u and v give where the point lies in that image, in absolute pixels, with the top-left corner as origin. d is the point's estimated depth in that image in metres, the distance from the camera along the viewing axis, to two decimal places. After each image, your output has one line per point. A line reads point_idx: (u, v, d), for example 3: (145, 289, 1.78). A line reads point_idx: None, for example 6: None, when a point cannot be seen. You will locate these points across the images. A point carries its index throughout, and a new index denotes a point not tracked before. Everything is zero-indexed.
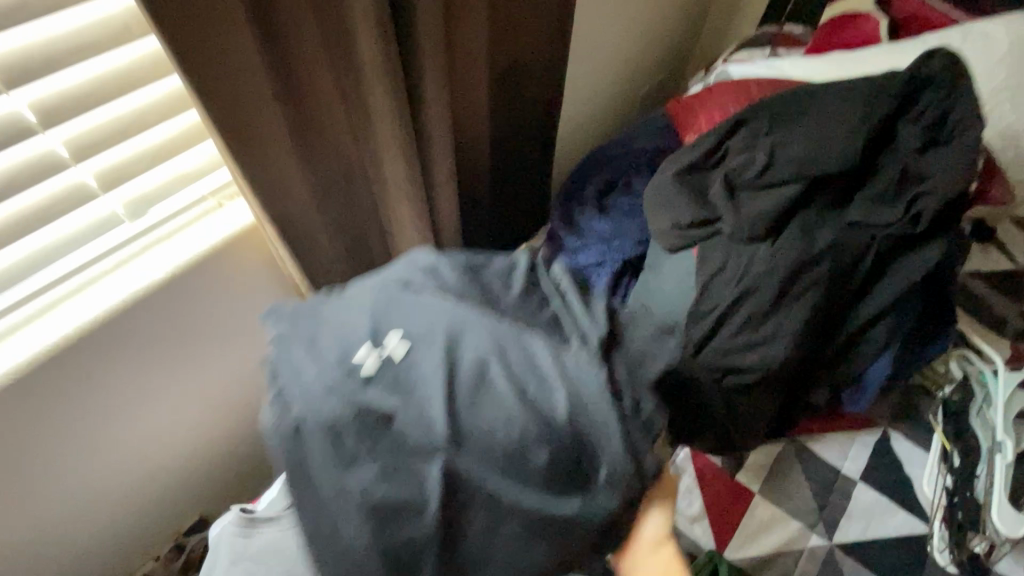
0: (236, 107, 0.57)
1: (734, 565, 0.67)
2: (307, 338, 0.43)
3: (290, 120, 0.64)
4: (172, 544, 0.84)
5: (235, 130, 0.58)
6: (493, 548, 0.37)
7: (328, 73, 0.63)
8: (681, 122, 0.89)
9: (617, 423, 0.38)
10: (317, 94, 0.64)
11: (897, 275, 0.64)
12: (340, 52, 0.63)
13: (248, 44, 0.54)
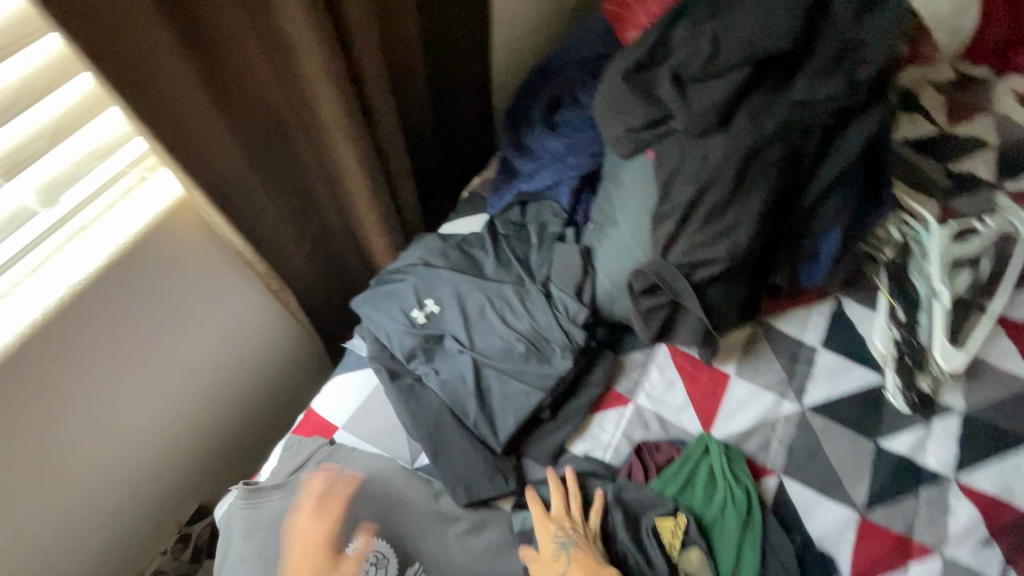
0: (153, 87, 0.54)
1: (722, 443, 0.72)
2: (381, 310, 0.76)
3: (214, 92, 0.61)
4: (177, 536, 0.83)
5: (158, 111, 0.56)
6: (502, 394, 0.70)
7: (237, 12, 0.58)
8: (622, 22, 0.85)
9: (554, 320, 0.72)
10: (238, 58, 0.61)
11: (842, 150, 0.67)
12: (256, 11, 0.59)
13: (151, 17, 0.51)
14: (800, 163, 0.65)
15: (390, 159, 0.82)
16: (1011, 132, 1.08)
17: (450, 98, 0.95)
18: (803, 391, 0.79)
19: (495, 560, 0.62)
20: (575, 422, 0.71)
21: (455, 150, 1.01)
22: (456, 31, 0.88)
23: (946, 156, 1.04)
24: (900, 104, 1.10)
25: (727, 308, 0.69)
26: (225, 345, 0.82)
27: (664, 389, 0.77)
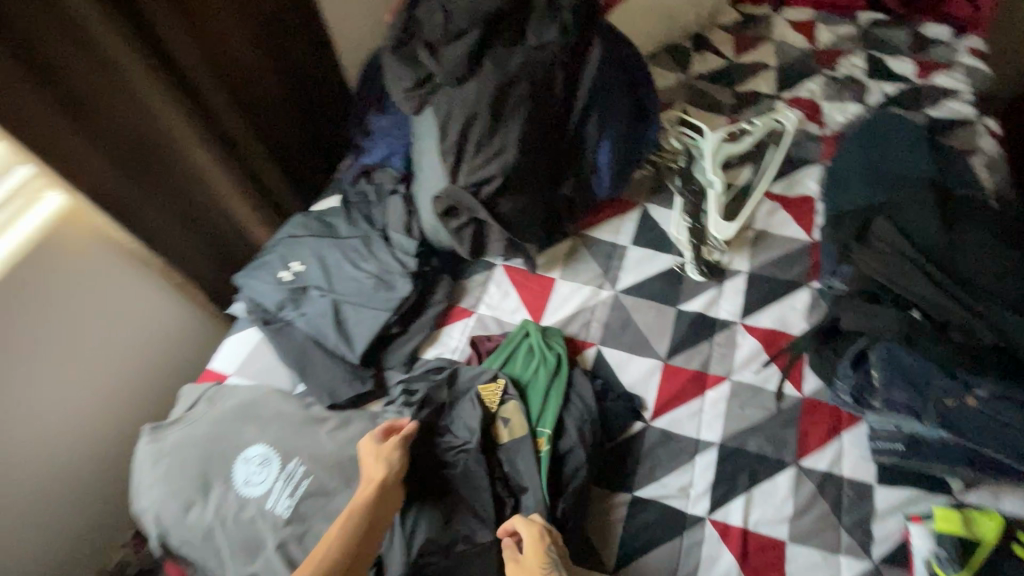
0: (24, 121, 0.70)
1: (546, 328, 0.88)
2: (256, 279, 0.91)
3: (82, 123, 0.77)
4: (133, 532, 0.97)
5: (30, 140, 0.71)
6: (358, 322, 0.85)
7: (84, 60, 0.74)
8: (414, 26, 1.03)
9: (394, 255, 0.88)
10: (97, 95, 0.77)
11: (585, 81, 0.87)
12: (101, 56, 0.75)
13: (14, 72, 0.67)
14: (548, 90, 0.84)
15: (248, 154, 1.00)
16: (786, 53, 1.29)
17: (306, 101, 1.11)
18: (616, 280, 0.96)
19: (360, 444, 0.77)
20: (423, 333, 0.87)
21: (323, 145, 1.17)
22: (293, 43, 1.04)
23: (734, 81, 1.25)
24: (693, 46, 1.30)
25: (521, 216, 0.86)
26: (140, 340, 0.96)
27: (499, 297, 0.93)
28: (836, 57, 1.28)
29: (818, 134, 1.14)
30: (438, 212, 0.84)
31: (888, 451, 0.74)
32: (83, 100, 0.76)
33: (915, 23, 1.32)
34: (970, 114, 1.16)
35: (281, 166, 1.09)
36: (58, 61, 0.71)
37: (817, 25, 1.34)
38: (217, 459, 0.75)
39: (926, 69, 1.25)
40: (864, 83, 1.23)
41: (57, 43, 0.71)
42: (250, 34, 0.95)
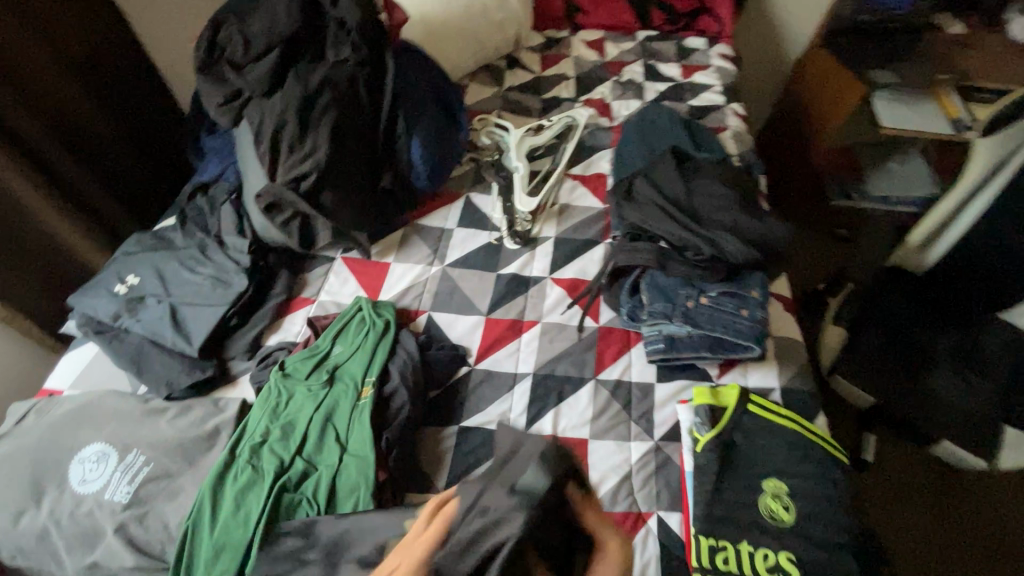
0: None
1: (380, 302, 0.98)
2: (88, 296, 0.93)
3: None
4: None
5: None
6: (196, 319, 0.90)
7: None
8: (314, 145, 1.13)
9: (229, 256, 0.96)
10: None
11: (386, 89, 1.02)
12: None
13: None
14: (353, 97, 0.97)
15: (72, 182, 1.03)
16: (582, 65, 1.55)
17: (135, 132, 1.17)
18: (444, 257, 1.09)
19: (201, 426, 0.82)
20: (263, 323, 0.94)
21: (159, 175, 1.23)
22: (108, 79, 1.11)
23: (541, 90, 1.48)
24: (506, 65, 1.52)
25: (345, 206, 0.97)
26: None
27: (337, 283, 1.02)
28: (621, 66, 1.56)
29: (608, 125, 1.38)
30: (262, 209, 0.93)
31: (654, 349, 0.92)
32: None
33: (679, 37, 1.65)
34: (720, 101, 1.46)
35: (114, 195, 1.12)
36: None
37: (605, 43, 1.62)
38: (50, 463, 0.77)
39: (688, 71, 1.56)
40: (642, 84, 1.50)
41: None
42: (62, 71, 1.00)
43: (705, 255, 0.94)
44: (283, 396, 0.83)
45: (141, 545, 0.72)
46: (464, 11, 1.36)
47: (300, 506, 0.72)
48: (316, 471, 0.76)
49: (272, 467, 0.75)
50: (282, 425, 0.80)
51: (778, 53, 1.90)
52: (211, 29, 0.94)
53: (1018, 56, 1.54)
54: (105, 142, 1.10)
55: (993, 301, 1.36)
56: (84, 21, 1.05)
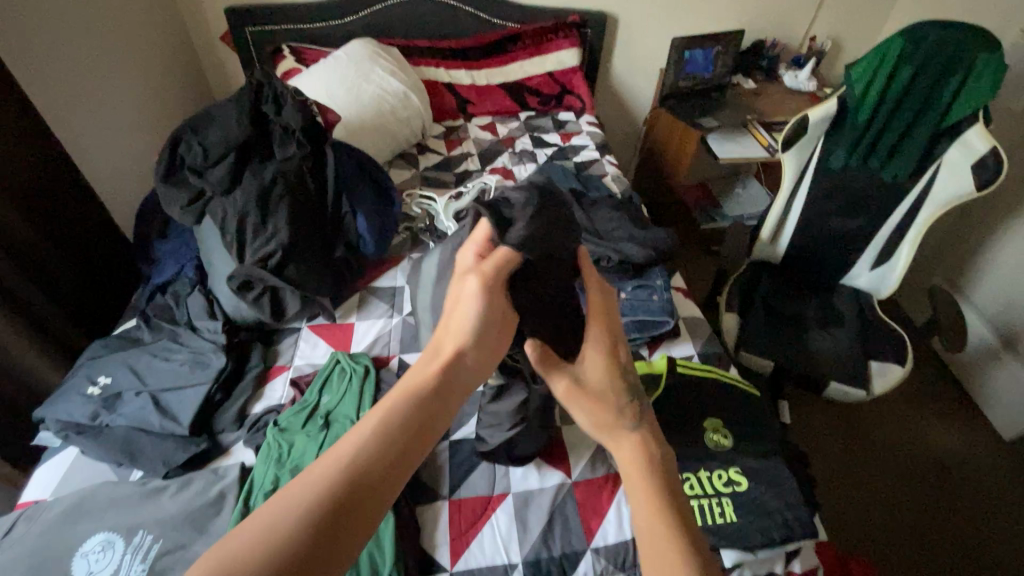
0: None
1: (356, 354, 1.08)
2: (58, 402, 0.94)
3: None
4: None
5: None
6: (181, 401, 0.95)
7: None
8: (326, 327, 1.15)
9: (204, 339, 1.03)
10: None
11: (329, 176, 1.19)
12: None
13: None
14: (303, 185, 1.13)
15: (29, 302, 1.05)
16: (481, 144, 1.85)
17: (81, 249, 1.22)
18: (402, 308, 1.23)
19: (206, 494, 0.85)
20: (246, 393, 1.01)
21: (103, 288, 1.27)
22: (61, 203, 1.17)
23: (452, 166, 1.74)
24: (418, 151, 1.78)
25: (309, 277, 1.10)
26: None
27: (309, 347, 1.11)
28: (513, 141, 1.88)
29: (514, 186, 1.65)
30: (234, 288, 1.03)
31: None
32: None
33: (553, 114, 2.03)
34: (597, 156, 1.82)
35: (64, 308, 1.15)
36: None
37: (496, 125, 1.95)
38: (48, 563, 0.76)
39: (566, 137, 1.92)
40: (533, 151, 1.82)
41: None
42: (19, 199, 1.07)
43: (615, 261, 1.18)
44: (284, 448, 0.89)
45: None
46: (376, 112, 1.60)
47: None
48: None
49: None
50: (289, 471, 0.86)
51: (631, 117, 2.38)
52: (170, 145, 1.07)
53: (794, 98, 2.10)
54: (55, 260, 1.14)
55: (831, 270, 1.76)
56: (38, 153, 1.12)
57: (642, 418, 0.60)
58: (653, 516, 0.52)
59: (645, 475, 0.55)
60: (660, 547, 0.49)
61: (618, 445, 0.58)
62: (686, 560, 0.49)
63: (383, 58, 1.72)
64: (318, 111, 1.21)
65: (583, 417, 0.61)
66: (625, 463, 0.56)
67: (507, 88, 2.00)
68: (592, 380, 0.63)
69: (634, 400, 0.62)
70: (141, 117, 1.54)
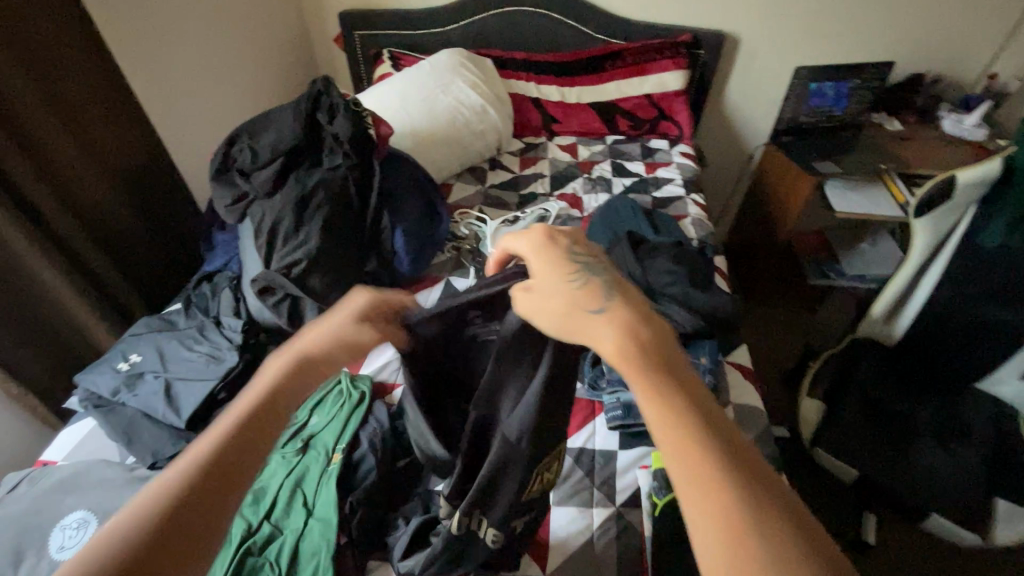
0: None
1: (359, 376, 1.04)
2: (94, 371, 1.02)
3: None
4: None
5: None
6: (188, 393, 0.98)
7: None
8: None
9: (225, 335, 1.06)
10: None
11: (372, 189, 1.18)
12: None
13: None
14: (344, 196, 1.13)
15: (98, 275, 1.18)
16: (556, 166, 1.74)
17: (155, 227, 1.34)
18: None
19: None
20: None
21: (171, 262, 1.40)
22: (141, 185, 1.30)
23: (519, 186, 1.66)
24: (489, 166, 1.72)
25: (331, 289, 1.08)
26: None
27: None
28: (591, 165, 1.75)
29: (578, 216, 1.52)
30: (257, 291, 1.05)
31: (613, 416, 0.97)
32: None
33: (644, 140, 1.87)
34: (681, 193, 1.62)
35: (129, 279, 1.28)
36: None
37: (578, 146, 1.83)
38: (32, 529, 0.81)
39: (651, 167, 1.74)
40: (611, 180, 1.68)
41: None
42: (103, 178, 1.19)
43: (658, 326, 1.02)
44: None
45: None
46: (448, 125, 1.58)
47: (260, 570, 0.74)
48: (281, 536, 0.78)
49: (239, 530, 0.78)
50: (253, 490, 0.84)
51: (739, 151, 2.12)
52: (227, 145, 1.12)
53: (950, 148, 1.71)
54: (128, 234, 1.26)
55: (963, 370, 1.39)
56: (130, 142, 1.26)
57: (606, 294, 0.47)
58: (658, 401, 0.40)
59: (632, 355, 0.42)
60: (670, 439, 0.39)
61: (585, 335, 0.45)
62: (705, 440, 0.38)
63: (467, 70, 1.69)
64: (372, 122, 1.19)
65: (547, 321, 0.49)
66: (611, 349, 0.44)
67: (598, 107, 1.87)
68: (541, 283, 0.51)
69: (579, 281, 0.48)
70: (239, 111, 1.67)
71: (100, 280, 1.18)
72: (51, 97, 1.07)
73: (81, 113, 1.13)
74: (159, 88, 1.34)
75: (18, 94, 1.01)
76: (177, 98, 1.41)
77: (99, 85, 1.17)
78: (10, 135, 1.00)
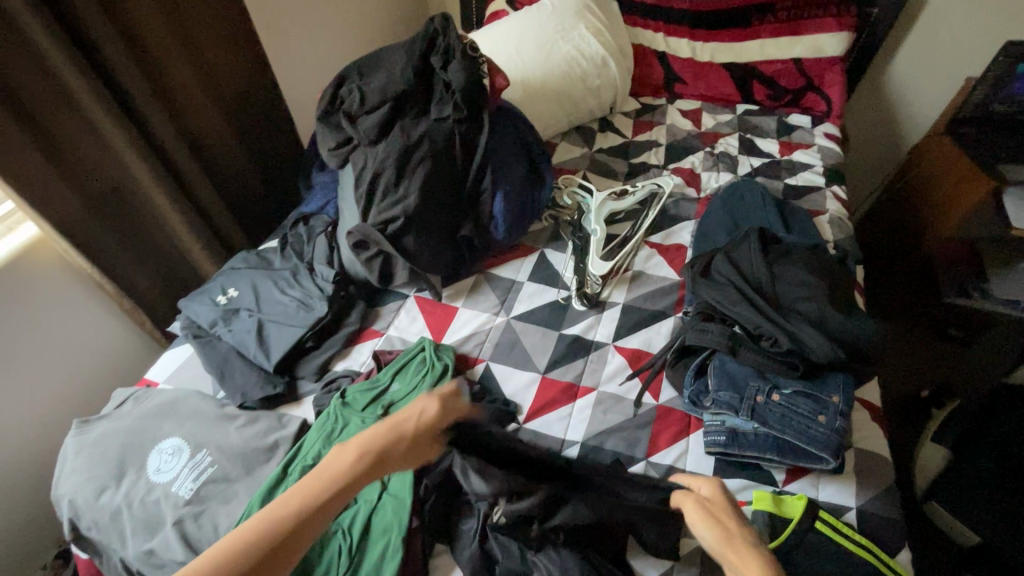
0: (13, 166, 0.88)
1: (444, 346, 1.00)
2: (195, 301, 1.05)
3: (57, 167, 0.94)
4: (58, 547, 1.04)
5: (16, 181, 0.89)
6: (278, 338, 0.98)
7: (72, 123, 0.94)
8: (432, 311, 1.08)
9: (317, 283, 1.04)
10: (76, 149, 0.96)
11: (478, 145, 1.08)
12: (82, 120, 0.95)
13: (13, 130, 0.86)
14: (448, 152, 1.04)
15: (204, 203, 1.20)
16: (674, 133, 1.55)
17: (259, 159, 1.34)
18: (510, 308, 1.10)
19: (264, 438, 0.88)
20: (334, 349, 1.01)
21: (271, 195, 1.41)
22: (250, 114, 1.29)
23: (629, 152, 1.49)
24: (599, 126, 1.56)
25: (424, 251, 1.03)
26: (92, 346, 1.13)
27: (406, 320, 1.07)
28: (715, 137, 1.53)
29: (694, 196, 1.35)
30: (351, 244, 1.01)
31: (714, 441, 0.87)
32: (69, 154, 0.95)
33: (782, 113, 1.61)
34: (821, 182, 1.39)
35: (232, 207, 1.30)
36: (55, 129, 0.92)
37: (702, 113, 1.61)
38: (132, 448, 0.86)
39: (787, 148, 1.50)
40: (736, 157, 1.47)
41: (55, 114, 0.91)
42: (215, 105, 1.19)
43: (782, 349, 0.88)
44: (339, 425, 0.87)
45: (191, 541, 0.77)
46: (562, 77, 1.42)
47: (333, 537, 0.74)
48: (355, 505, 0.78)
49: None
50: None
51: (893, 136, 1.79)
52: (336, 84, 1.08)
53: None
54: (233, 164, 1.28)
55: None
56: (243, 69, 1.24)
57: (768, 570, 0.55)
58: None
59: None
60: None
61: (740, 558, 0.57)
62: None
63: (591, 14, 1.50)
64: (487, 71, 1.09)
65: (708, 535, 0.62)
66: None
67: (733, 69, 1.62)
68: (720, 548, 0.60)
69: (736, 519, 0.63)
70: (346, 40, 1.60)
71: (206, 207, 1.21)
72: (174, 19, 1.06)
73: (199, 36, 1.12)
74: (270, 12, 1.30)
75: (143, 14, 0.99)
76: (288, 24, 1.36)
77: (219, 6, 1.14)
78: (131, 54, 0.99)
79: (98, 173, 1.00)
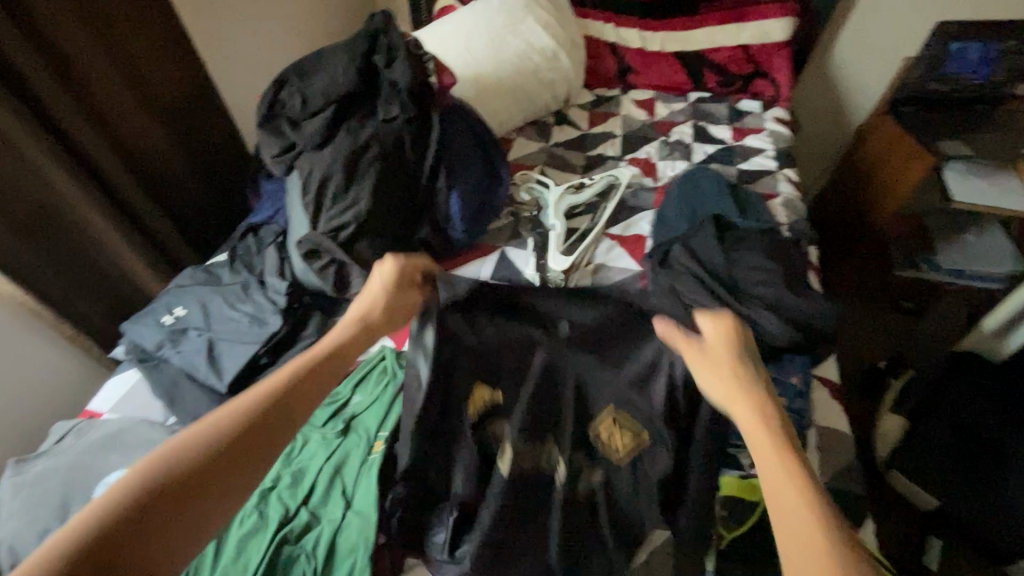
0: None
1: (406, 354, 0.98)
2: (139, 323, 0.99)
3: None
4: None
5: None
6: (230, 357, 0.94)
7: None
8: None
9: (269, 296, 1.00)
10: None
11: (430, 145, 1.06)
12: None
13: None
14: (398, 154, 1.01)
15: (144, 220, 1.14)
16: (630, 124, 1.55)
17: (201, 169, 1.28)
18: None
19: None
20: (291, 364, 0.97)
21: (218, 206, 1.35)
22: (188, 122, 1.23)
23: (586, 144, 1.48)
24: (554, 120, 1.54)
25: (380, 257, 1.00)
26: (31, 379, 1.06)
27: None
28: (669, 126, 1.54)
29: (651, 186, 1.35)
30: (303, 254, 0.98)
31: None
32: None
33: (733, 100, 1.63)
34: (773, 166, 1.42)
35: (176, 222, 1.24)
36: None
37: (656, 102, 1.62)
38: (75, 485, 0.80)
39: (739, 134, 1.52)
40: (691, 145, 1.48)
41: None
42: (150, 116, 1.13)
43: (741, 333, 0.89)
44: (298, 443, 0.84)
45: None
46: (514, 72, 1.41)
47: (297, 561, 0.71)
48: (318, 525, 0.75)
49: (277, 514, 0.75)
50: (292, 471, 0.80)
51: (839, 118, 1.85)
52: (276, 88, 1.03)
53: None
54: (174, 176, 1.21)
55: None
56: (176, 76, 1.17)
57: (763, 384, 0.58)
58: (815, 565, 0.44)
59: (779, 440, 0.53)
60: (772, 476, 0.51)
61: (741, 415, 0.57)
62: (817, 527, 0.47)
63: (539, 7, 1.48)
64: (434, 69, 1.06)
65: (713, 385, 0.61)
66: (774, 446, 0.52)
67: (683, 58, 1.63)
68: (709, 351, 0.63)
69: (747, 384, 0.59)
70: (287, 42, 1.54)
71: (147, 224, 1.14)
72: (98, 26, 0.99)
73: (127, 44, 1.05)
74: (203, 14, 1.23)
75: (59, 22, 0.92)
76: (224, 26, 1.30)
77: (145, 11, 1.07)
78: (48, 66, 0.92)
79: (22, 195, 0.93)
